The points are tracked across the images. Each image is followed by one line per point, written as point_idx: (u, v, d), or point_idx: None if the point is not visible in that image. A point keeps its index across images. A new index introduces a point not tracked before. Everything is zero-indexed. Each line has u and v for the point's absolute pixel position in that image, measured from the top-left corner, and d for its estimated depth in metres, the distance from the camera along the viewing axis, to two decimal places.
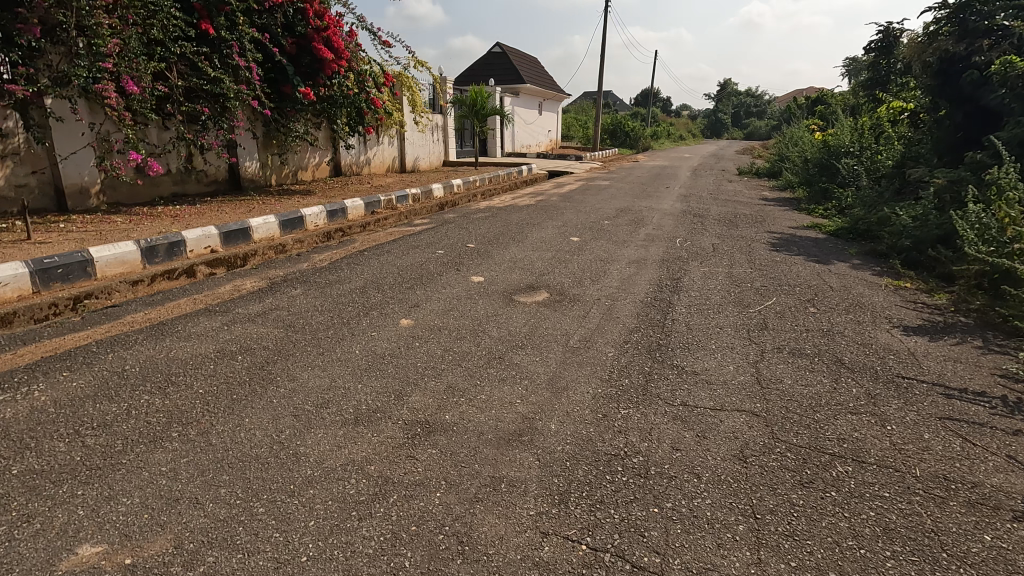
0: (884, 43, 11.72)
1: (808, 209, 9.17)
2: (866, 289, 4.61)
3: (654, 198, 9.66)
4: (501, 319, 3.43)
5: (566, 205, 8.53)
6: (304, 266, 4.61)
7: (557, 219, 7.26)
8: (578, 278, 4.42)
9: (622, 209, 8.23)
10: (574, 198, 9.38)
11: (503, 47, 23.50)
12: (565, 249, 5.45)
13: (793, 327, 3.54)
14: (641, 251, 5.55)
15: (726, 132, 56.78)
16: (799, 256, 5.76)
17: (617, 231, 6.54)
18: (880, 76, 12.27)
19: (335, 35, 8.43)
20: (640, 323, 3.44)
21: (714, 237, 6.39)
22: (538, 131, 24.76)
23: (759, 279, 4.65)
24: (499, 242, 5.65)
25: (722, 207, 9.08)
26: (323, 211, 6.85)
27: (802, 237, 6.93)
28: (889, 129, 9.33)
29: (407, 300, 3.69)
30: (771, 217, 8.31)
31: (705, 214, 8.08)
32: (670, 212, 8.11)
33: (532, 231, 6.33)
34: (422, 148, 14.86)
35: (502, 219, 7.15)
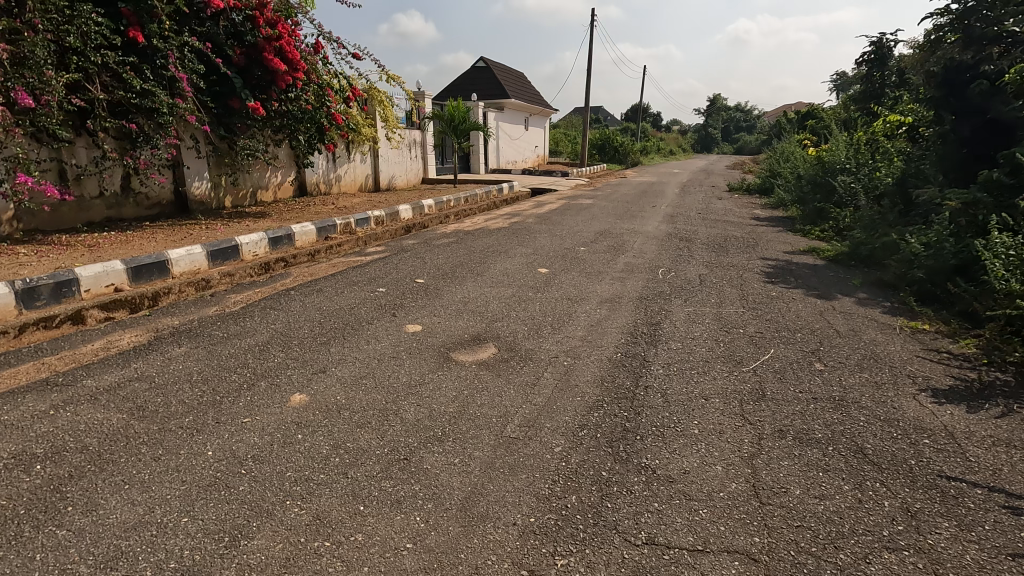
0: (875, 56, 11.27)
1: (804, 231, 8.52)
2: (878, 334, 3.93)
3: (639, 219, 9.01)
4: (428, 390, 2.70)
5: (541, 228, 7.84)
6: (211, 312, 3.88)
7: (529, 245, 6.57)
8: (536, 325, 3.69)
9: (602, 232, 7.55)
10: (552, 220, 8.71)
11: (487, 62, 23.02)
12: (530, 284, 4.75)
13: (796, 396, 2.82)
14: (617, 285, 4.83)
15: (716, 147, 56.73)
16: (797, 289, 5.06)
17: (594, 260, 5.85)
18: (873, 89, 11.76)
19: (290, 45, 7.74)
20: (603, 394, 2.71)
21: (701, 266, 5.70)
22: (523, 147, 24.21)
23: (752, 323, 3.94)
24: (456, 276, 4.93)
25: (711, 229, 8.43)
26: (264, 239, 6.11)
27: (798, 264, 6.27)
28: (886, 145, 8.74)
29: (314, 363, 2.94)
30: (764, 240, 7.66)
31: (693, 238, 7.41)
32: (654, 235, 7.44)
33: (497, 261, 5.62)
34: (398, 166, 14.26)
35: (468, 245, 6.44)
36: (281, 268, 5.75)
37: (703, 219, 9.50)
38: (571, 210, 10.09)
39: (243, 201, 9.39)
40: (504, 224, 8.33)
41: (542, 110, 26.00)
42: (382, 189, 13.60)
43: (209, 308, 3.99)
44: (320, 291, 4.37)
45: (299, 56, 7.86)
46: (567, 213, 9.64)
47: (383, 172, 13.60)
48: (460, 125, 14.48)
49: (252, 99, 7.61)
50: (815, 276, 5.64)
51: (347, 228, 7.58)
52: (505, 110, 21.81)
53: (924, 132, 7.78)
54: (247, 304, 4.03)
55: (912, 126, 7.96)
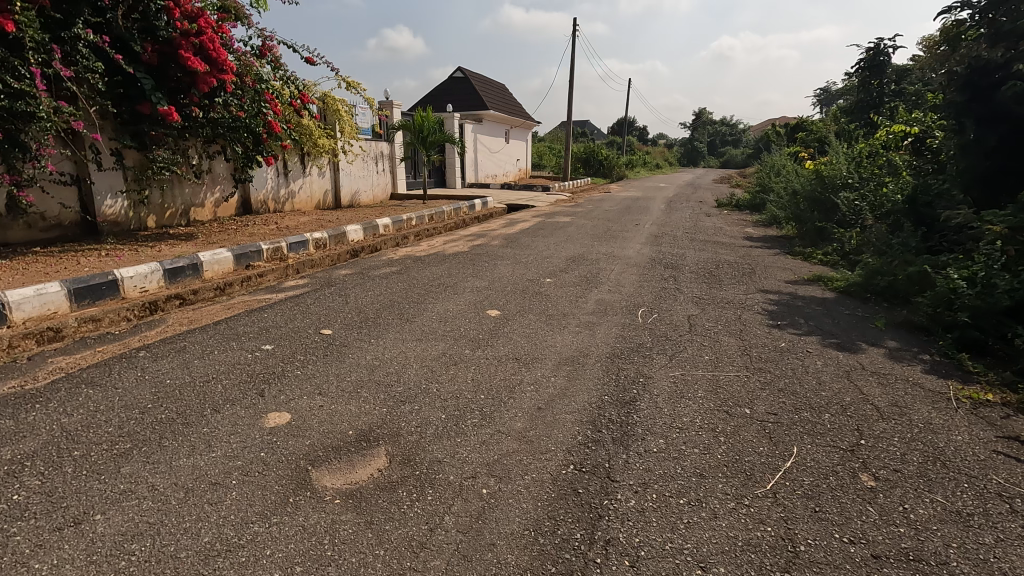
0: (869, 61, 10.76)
1: (804, 254, 7.58)
2: (930, 409, 2.90)
3: (620, 241, 8.02)
4: (238, 564, 1.60)
5: (506, 253, 6.79)
6: (4, 388, 2.75)
7: (486, 275, 5.51)
8: (461, 408, 2.61)
9: (576, 257, 6.53)
10: (521, 242, 7.66)
11: (466, 72, 22.16)
12: (473, 335, 3.68)
13: (845, 555, 1.76)
14: (584, 334, 3.78)
15: (703, 161, 56.46)
16: (809, 336, 4.05)
17: (561, 296, 4.80)
18: (870, 98, 11.13)
19: (212, 42, 6.71)
20: (534, 568, 1.63)
21: (692, 304, 4.67)
22: (504, 161, 23.33)
23: (760, 398, 2.90)
24: (378, 323, 3.85)
25: (702, 252, 7.43)
26: (156, 271, 4.99)
27: (806, 298, 5.27)
28: (893, 157, 7.84)
29: (78, 501, 1.84)
30: (762, 266, 6.68)
31: (681, 264, 6.41)
32: (636, 261, 6.42)
33: (441, 299, 4.56)
34: (363, 180, 13.25)
35: (411, 277, 5.37)
36: (173, 307, 4.64)
37: (692, 240, 8.54)
38: (545, 230, 9.08)
39: (170, 221, 8.29)
40: (465, 247, 7.29)
41: (524, 122, 25.15)
42: (343, 206, 12.56)
43: (11, 378, 2.89)
44: (183, 350, 3.26)
45: (224, 55, 6.80)
46: (541, 233, 8.62)
47: (344, 187, 12.57)
48: (428, 138, 13.44)
49: (166, 103, 6.53)
50: (829, 316, 4.63)
51: (277, 253, 6.50)
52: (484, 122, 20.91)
53: (938, 144, 6.88)
54: (67, 372, 2.92)
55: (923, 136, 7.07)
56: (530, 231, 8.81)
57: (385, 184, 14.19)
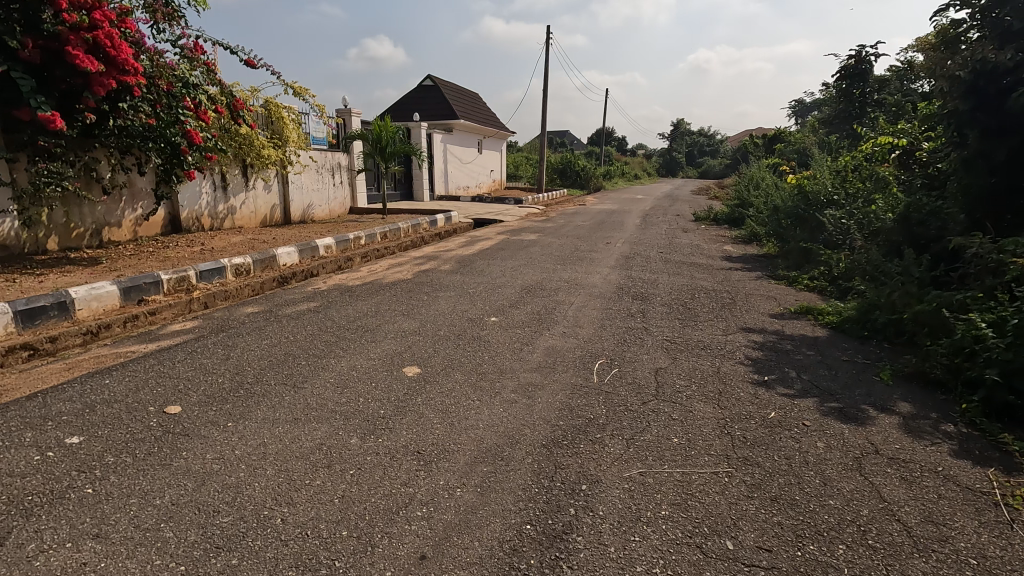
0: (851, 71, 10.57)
1: (788, 278, 6.87)
2: (979, 529, 2.10)
3: (587, 263, 7.26)
4: None
5: (455, 281, 5.95)
6: None
7: (421, 312, 4.66)
8: (305, 560, 1.74)
9: (533, 286, 5.73)
10: (476, 266, 6.82)
11: (436, 80, 21.38)
12: (374, 408, 2.82)
13: None
14: (520, 404, 2.94)
15: (681, 171, 56.50)
16: (804, 398, 3.26)
17: (505, 341, 3.98)
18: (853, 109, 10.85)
19: (110, 38, 5.78)
20: None
21: (661, 351, 3.89)
22: (477, 172, 22.57)
23: (744, 516, 2.08)
24: (254, 391, 2.97)
25: (676, 277, 6.70)
26: (4, 312, 4.03)
27: (794, 337, 4.52)
28: (881, 172, 7.21)
29: None
30: (742, 295, 5.95)
31: (652, 293, 5.64)
32: (601, 290, 5.64)
33: (353, 349, 3.68)
34: (316, 193, 12.35)
35: (329, 315, 4.49)
36: (14, 360, 3.69)
37: (666, 261, 7.81)
38: (506, 250, 8.25)
39: (78, 242, 7.29)
40: (411, 272, 6.43)
41: (497, 132, 24.44)
42: (294, 221, 11.62)
43: None
44: None
45: (125, 52, 5.87)
46: (501, 254, 7.80)
47: (295, 201, 11.64)
48: (388, 147, 12.60)
49: (49, 108, 5.55)
50: (823, 365, 3.87)
51: (183, 282, 5.56)
52: (454, 132, 20.14)
53: (929, 158, 6.25)
54: None
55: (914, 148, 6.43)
56: (489, 252, 7.99)
57: (342, 197, 13.31)
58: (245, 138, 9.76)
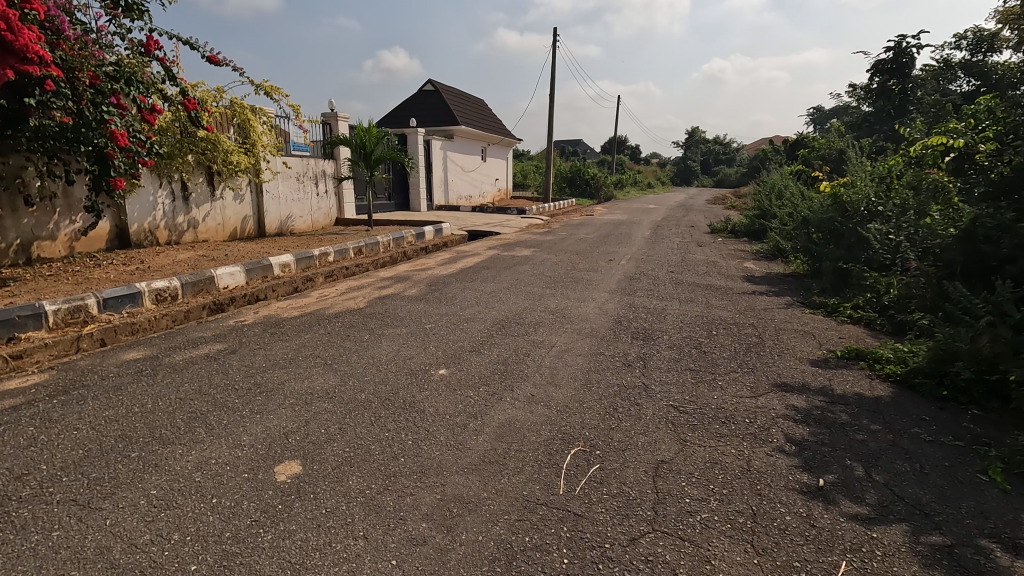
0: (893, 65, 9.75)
1: (825, 306, 5.68)
2: None
3: (582, 287, 6.14)
4: None
5: (414, 311, 4.86)
6: None
7: (350, 360, 3.56)
8: None
9: (508, 320, 4.61)
10: (447, 290, 5.73)
11: (436, 85, 20.51)
12: (181, 562, 1.71)
13: None
14: (428, 551, 1.81)
15: (696, 180, 55.07)
16: (886, 525, 2.10)
17: (446, 410, 2.87)
18: (895, 108, 9.73)
19: (8, 19, 4.83)
20: None
21: (664, 429, 2.74)
22: (479, 181, 21.60)
23: None
24: (11, 519, 1.88)
25: (689, 305, 5.53)
26: None
27: (850, 400, 3.34)
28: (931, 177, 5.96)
29: None
30: (770, 330, 4.77)
31: (658, 330, 4.48)
32: (593, 326, 4.49)
33: (222, 429, 2.58)
34: (295, 204, 11.39)
35: (226, 364, 3.42)
36: None
37: (677, 283, 6.64)
38: (491, 269, 7.15)
39: None
40: (366, 298, 5.36)
41: (501, 139, 23.45)
42: (268, 234, 10.66)
43: None
44: None
45: (25, 38, 4.92)
46: (482, 275, 6.70)
47: (270, 211, 10.69)
48: (373, 154, 11.54)
49: None
50: (900, 453, 2.68)
51: (78, 313, 4.54)
52: (454, 139, 19.18)
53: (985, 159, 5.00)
54: None
55: (976, 150, 5.25)
56: (470, 272, 6.90)
57: (325, 208, 12.36)
58: (208, 142, 8.81)
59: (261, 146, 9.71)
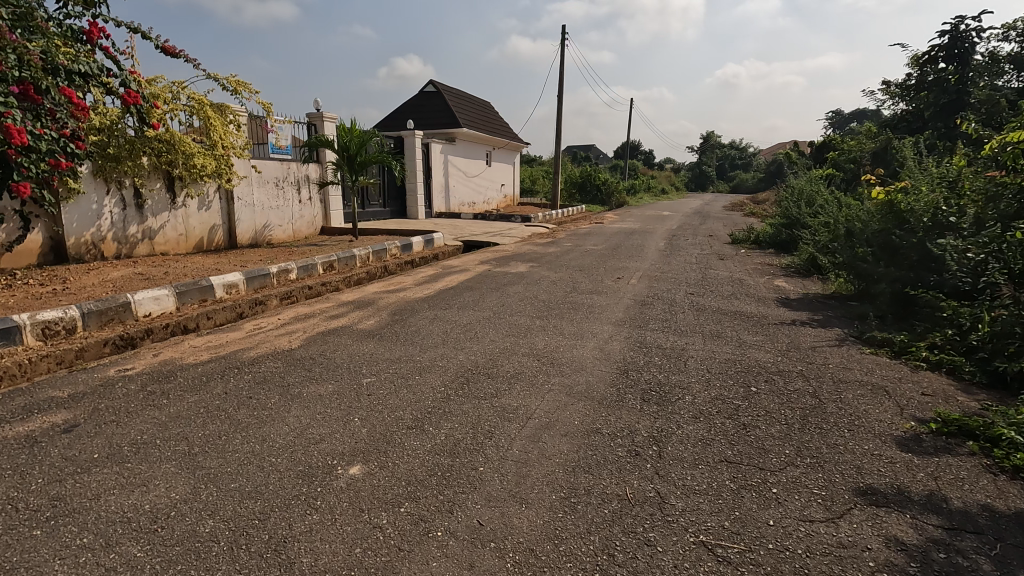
0: (953, 49, 8.48)
1: (890, 344, 4.47)
2: None
3: (582, 316, 5.01)
4: None
5: (360, 354, 3.76)
6: None
7: (229, 445, 2.46)
8: None
9: (478, 369, 3.49)
10: (413, 322, 4.62)
11: (438, 86, 19.53)
12: None
13: None
14: None
15: (712, 186, 53.64)
16: None
17: (331, 562, 1.74)
18: (954, 99, 8.44)
19: None
20: None
21: None
22: (483, 187, 20.56)
23: None
24: None
25: (718, 343, 4.35)
26: None
27: (980, 522, 2.16)
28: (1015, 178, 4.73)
29: None
30: (827, 384, 3.59)
31: (678, 386, 3.32)
32: (589, 380, 3.35)
33: None
34: (272, 211, 10.42)
35: (41, 455, 2.33)
36: None
37: (699, 309, 5.46)
38: (475, 290, 6.04)
39: None
40: (307, 333, 4.28)
41: (507, 143, 22.41)
42: (240, 245, 9.67)
43: None
44: None
45: None
46: (462, 298, 5.59)
47: (243, 220, 9.72)
48: (358, 159, 10.45)
49: None
50: None
51: None
52: (456, 142, 18.17)
53: None
54: None
55: None
56: (449, 295, 5.78)
57: (308, 215, 11.39)
58: (164, 143, 7.85)
59: (230, 147, 8.73)
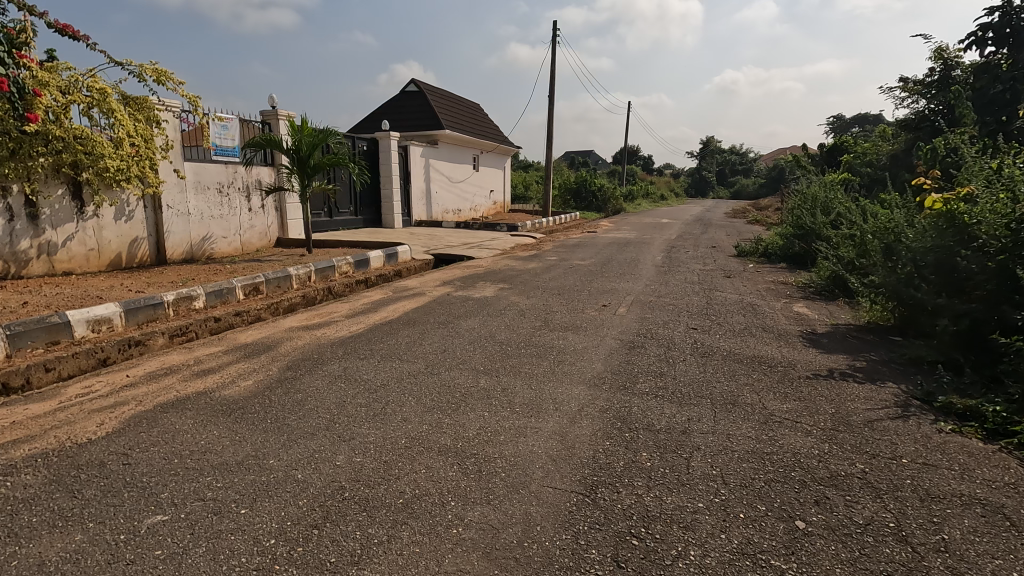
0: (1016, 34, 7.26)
1: (979, 416, 3.15)
2: None
3: (548, 369, 3.70)
4: None
5: (189, 452, 2.44)
6: None
7: None
8: None
9: (358, 487, 2.19)
10: (305, 385, 3.29)
11: (420, 85, 18.29)
12: None
13: None
14: None
15: (713, 192, 52.48)
16: None
17: None
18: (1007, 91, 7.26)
19: None
20: None
21: None
22: (469, 193, 19.32)
23: None
24: None
25: (733, 418, 3.05)
26: None
27: None
28: None
29: None
30: (911, 505, 2.27)
31: (675, 526, 2.02)
32: (530, 515, 2.04)
33: None
34: (214, 221, 9.14)
35: None
36: None
37: (704, 355, 4.16)
38: (419, 326, 4.74)
39: None
40: (142, 404, 2.98)
41: (496, 147, 21.16)
42: (171, 260, 8.38)
43: None
44: None
45: None
46: (396, 340, 4.29)
47: (174, 232, 8.42)
48: (310, 161, 9.14)
49: None
50: None
51: None
52: (438, 145, 16.91)
53: None
54: None
55: None
56: (382, 334, 4.48)
57: (258, 226, 10.13)
58: (60, 142, 6.54)
59: (150, 148, 7.43)
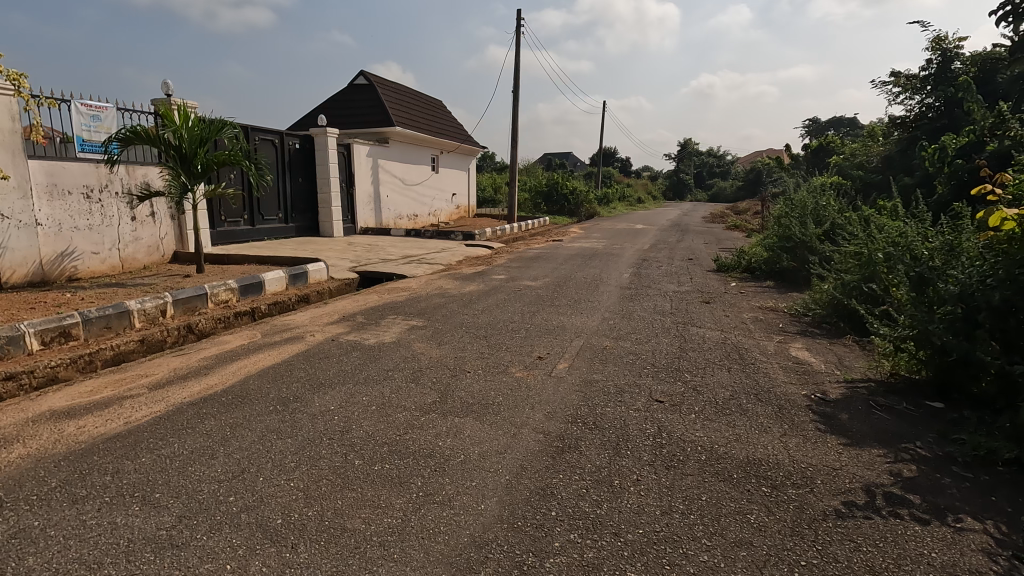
0: None
1: None
2: None
3: (399, 518, 2.11)
4: None
5: None
6: None
7: None
8: None
9: None
10: None
11: (370, 78, 16.60)
12: None
13: None
14: None
15: (690, 195, 51.70)
16: None
17: None
18: None
19: None
20: None
21: None
22: (426, 196, 17.70)
23: None
24: None
25: None
26: None
27: None
28: None
29: None
30: None
31: None
32: None
33: None
34: (77, 234, 7.36)
35: None
36: None
37: (668, 464, 2.64)
38: (246, 406, 3.12)
39: None
40: None
41: (457, 146, 19.57)
42: (10, 284, 6.55)
43: None
44: None
45: None
46: (180, 443, 2.66)
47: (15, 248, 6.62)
48: (199, 158, 7.37)
49: None
50: None
51: None
52: (389, 144, 15.26)
53: None
54: None
55: None
56: (171, 427, 2.85)
57: (144, 239, 8.38)
58: None
59: None
